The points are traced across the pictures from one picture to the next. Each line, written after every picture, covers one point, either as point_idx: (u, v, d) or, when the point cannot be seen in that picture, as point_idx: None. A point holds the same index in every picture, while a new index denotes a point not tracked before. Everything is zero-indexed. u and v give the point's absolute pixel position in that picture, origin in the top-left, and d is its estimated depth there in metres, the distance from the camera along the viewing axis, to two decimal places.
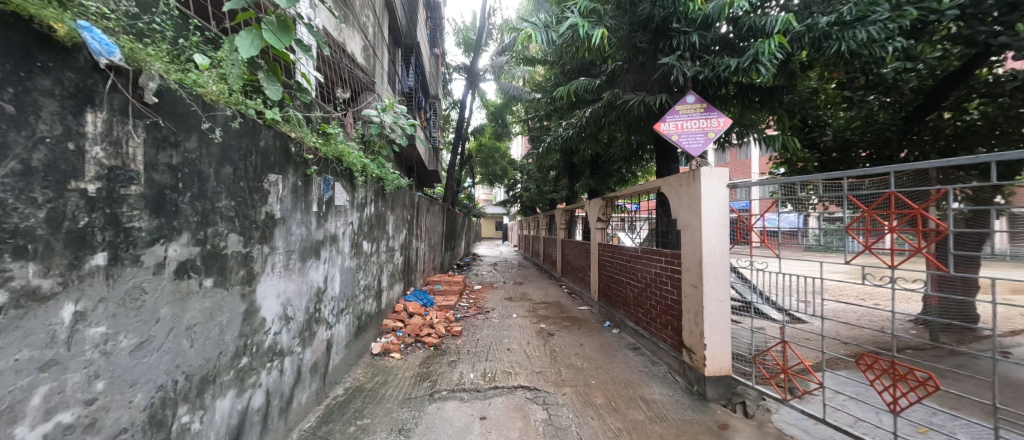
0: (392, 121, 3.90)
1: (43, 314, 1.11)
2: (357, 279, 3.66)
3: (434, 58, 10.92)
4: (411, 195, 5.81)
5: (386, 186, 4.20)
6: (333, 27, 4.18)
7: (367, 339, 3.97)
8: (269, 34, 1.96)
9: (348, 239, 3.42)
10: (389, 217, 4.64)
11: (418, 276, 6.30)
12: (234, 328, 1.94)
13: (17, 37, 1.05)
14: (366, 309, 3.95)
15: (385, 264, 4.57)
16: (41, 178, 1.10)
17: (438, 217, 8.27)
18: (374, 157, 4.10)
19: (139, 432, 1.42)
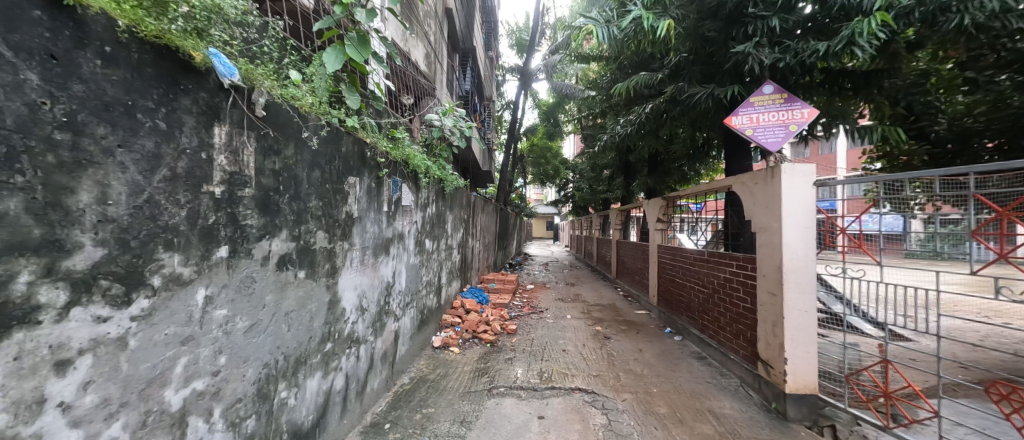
0: (452, 124, 4.07)
1: (184, 295, 1.28)
2: (420, 275, 3.85)
3: (489, 60, 11.14)
4: (468, 195, 5.97)
5: (447, 187, 4.36)
6: (399, 37, 4.46)
7: (429, 332, 4.18)
8: (351, 48, 2.14)
9: (413, 237, 3.62)
10: (448, 216, 4.84)
11: (473, 274, 6.48)
12: (321, 316, 2.15)
13: (168, 65, 1.19)
14: (428, 304, 4.16)
15: (444, 261, 4.75)
16: (183, 181, 1.26)
17: (491, 216, 8.47)
18: (434, 159, 4.27)
19: (250, 402, 1.63)
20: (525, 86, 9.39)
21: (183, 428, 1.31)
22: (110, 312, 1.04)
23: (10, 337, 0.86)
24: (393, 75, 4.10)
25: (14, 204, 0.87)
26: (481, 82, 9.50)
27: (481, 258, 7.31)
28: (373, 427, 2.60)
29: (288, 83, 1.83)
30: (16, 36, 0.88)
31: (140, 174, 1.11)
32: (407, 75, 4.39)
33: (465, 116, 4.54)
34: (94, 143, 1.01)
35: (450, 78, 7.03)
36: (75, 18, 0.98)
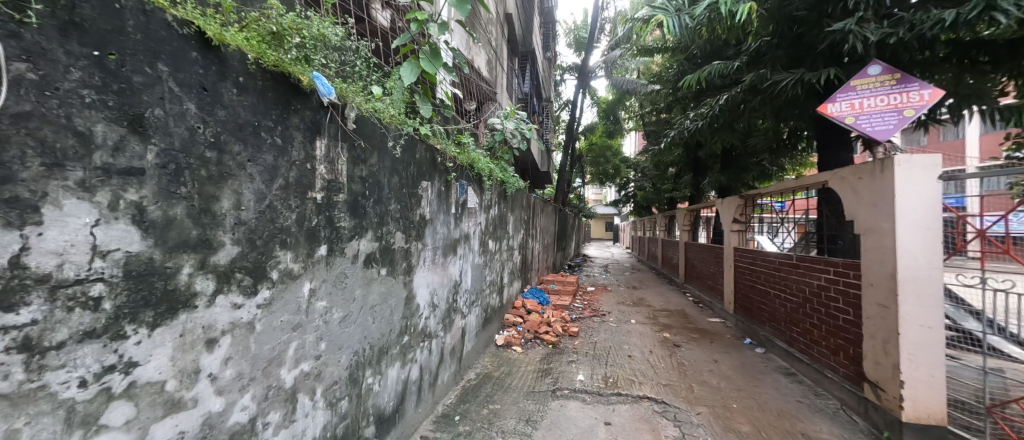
0: (513, 127, 4.15)
1: (294, 287, 1.46)
2: (484, 275, 3.97)
3: (547, 61, 11.11)
4: (528, 197, 6.01)
5: (509, 189, 4.43)
6: (465, 46, 4.64)
7: (492, 330, 4.29)
8: (425, 61, 2.28)
9: (477, 237, 3.74)
10: (510, 217, 4.92)
11: (533, 275, 6.52)
12: (399, 311, 2.33)
13: (283, 89, 1.37)
14: (492, 303, 4.27)
15: (506, 262, 4.84)
16: (294, 188, 1.44)
17: (551, 217, 8.44)
18: (496, 162, 4.37)
19: (343, 385, 1.82)
20: (584, 85, 9.22)
21: (294, 403, 1.50)
22: (242, 299, 1.22)
23: (176, 317, 1.01)
24: (458, 82, 4.28)
25: (180, 210, 1.01)
26: (540, 83, 9.49)
27: (541, 259, 7.31)
28: (445, 418, 2.74)
29: (371, 97, 2.01)
30: (182, 75, 1.01)
31: (264, 183, 1.29)
32: (470, 81, 4.55)
33: (526, 118, 4.59)
34: (233, 160, 1.17)
35: (509, 82, 7.13)
36: (219, 54, 1.12)
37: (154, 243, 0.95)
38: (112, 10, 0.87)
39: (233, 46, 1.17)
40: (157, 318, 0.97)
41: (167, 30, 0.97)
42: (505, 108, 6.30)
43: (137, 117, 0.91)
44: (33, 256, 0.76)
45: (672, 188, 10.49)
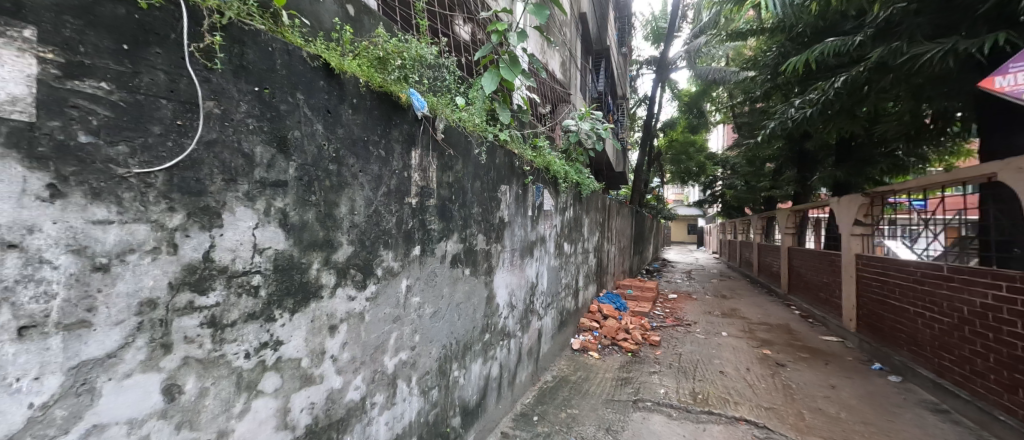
0: (589, 128, 4.08)
1: (395, 283, 1.63)
2: (559, 277, 3.96)
3: (622, 57, 10.67)
4: (604, 198, 5.85)
5: (584, 190, 4.36)
6: (540, 51, 4.69)
7: (568, 334, 4.27)
8: (504, 69, 2.36)
9: (553, 240, 3.74)
10: (585, 219, 4.83)
11: (609, 279, 6.31)
12: (481, 309, 2.44)
13: (386, 106, 1.53)
14: (567, 306, 4.25)
15: (581, 265, 4.77)
16: (394, 195, 1.60)
17: (627, 219, 8.07)
18: (571, 163, 4.33)
19: (434, 375, 1.97)
20: (664, 79, 8.72)
21: (394, 387, 1.67)
22: (356, 291, 1.40)
23: (309, 305, 1.20)
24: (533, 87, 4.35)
25: (311, 215, 1.20)
26: (615, 81, 9.16)
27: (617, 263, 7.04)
28: (524, 417, 2.80)
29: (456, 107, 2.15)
30: (312, 100, 1.20)
31: (371, 191, 1.46)
32: (545, 85, 4.60)
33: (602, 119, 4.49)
34: (348, 171, 1.35)
35: (584, 82, 7.01)
36: (338, 80, 1.30)
37: (293, 242, 1.14)
38: (267, 51, 1.05)
39: (349, 73, 1.35)
40: (295, 306, 1.16)
41: (302, 64, 1.16)
42: (579, 109, 6.22)
43: (283, 139, 1.10)
44: (219, 252, 0.94)
45: (771, 186, 9.37)
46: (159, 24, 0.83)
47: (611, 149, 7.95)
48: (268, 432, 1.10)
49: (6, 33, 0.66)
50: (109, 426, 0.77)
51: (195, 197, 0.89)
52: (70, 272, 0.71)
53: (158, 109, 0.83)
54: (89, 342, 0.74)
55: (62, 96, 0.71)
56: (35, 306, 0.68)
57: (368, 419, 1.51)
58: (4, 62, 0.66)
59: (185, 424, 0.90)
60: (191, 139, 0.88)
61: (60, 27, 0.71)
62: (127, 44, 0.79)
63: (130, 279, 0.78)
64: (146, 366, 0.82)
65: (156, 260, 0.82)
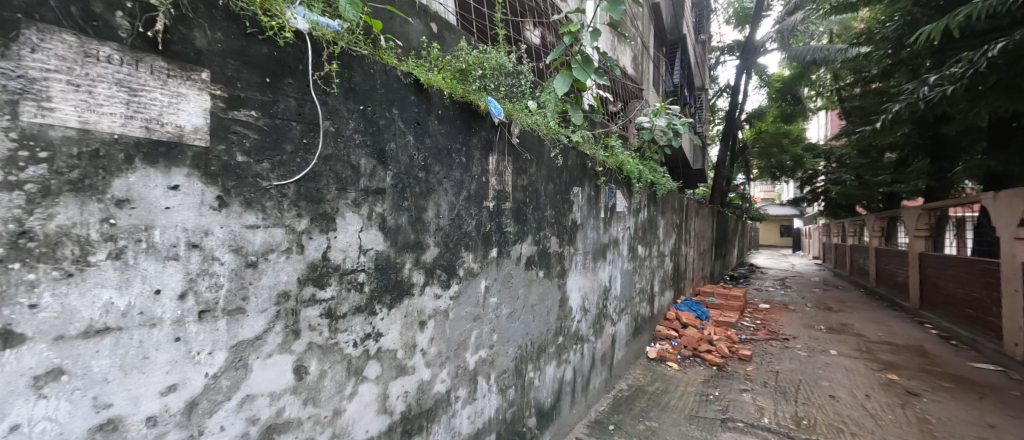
0: (666, 124, 3.84)
1: (475, 284, 1.71)
2: (633, 282, 3.78)
3: (701, 45, 9.84)
4: (683, 198, 5.46)
5: (659, 190, 4.12)
6: (611, 47, 4.54)
7: (643, 342, 4.06)
8: (577, 70, 2.33)
9: (627, 243, 3.58)
10: (661, 221, 4.55)
11: (687, 285, 5.87)
12: (554, 312, 2.43)
13: (466, 115, 1.61)
14: (642, 312, 4.04)
15: (657, 270, 4.51)
16: (474, 199, 1.67)
17: (709, 220, 7.41)
18: (645, 162, 4.12)
19: (511, 374, 2.02)
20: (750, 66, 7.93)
21: (475, 383, 1.74)
22: (441, 290, 1.50)
23: (403, 302, 1.31)
24: (603, 86, 4.22)
25: (404, 219, 1.31)
26: (694, 71, 8.48)
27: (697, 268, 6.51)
28: (599, 425, 2.73)
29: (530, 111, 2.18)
30: (404, 114, 1.31)
31: (454, 195, 1.55)
32: (616, 82, 4.44)
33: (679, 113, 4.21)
34: (434, 178, 1.44)
35: (658, 76, 6.63)
36: (426, 94, 1.40)
37: (389, 244, 1.25)
38: (369, 73, 1.18)
39: (435, 87, 1.45)
40: (392, 302, 1.27)
41: (395, 81, 1.27)
42: (652, 105, 5.90)
43: (381, 151, 1.22)
44: (334, 252, 1.07)
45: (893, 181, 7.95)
46: (291, 59, 0.97)
47: (689, 146, 7.41)
48: (371, 414, 1.22)
49: (191, 77, 0.81)
50: (257, 397, 0.92)
51: (316, 204, 1.03)
52: (232, 267, 0.86)
53: (291, 131, 0.97)
54: (244, 325, 0.89)
55: (226, 124, 0.85)
56: (210, 294, 0.83)
57: (452, 411, 1.60)
58: (192, 99, 0.80)
59: (309, 400, 1.03)
60: (313, 155, 1.02)
61: (224, 69, 0.86)
62: (269, 78, 0.93)
63: (271, 274, 0.93)
64: (282, 348, 0.96)
65: (289, 258, 0.97)
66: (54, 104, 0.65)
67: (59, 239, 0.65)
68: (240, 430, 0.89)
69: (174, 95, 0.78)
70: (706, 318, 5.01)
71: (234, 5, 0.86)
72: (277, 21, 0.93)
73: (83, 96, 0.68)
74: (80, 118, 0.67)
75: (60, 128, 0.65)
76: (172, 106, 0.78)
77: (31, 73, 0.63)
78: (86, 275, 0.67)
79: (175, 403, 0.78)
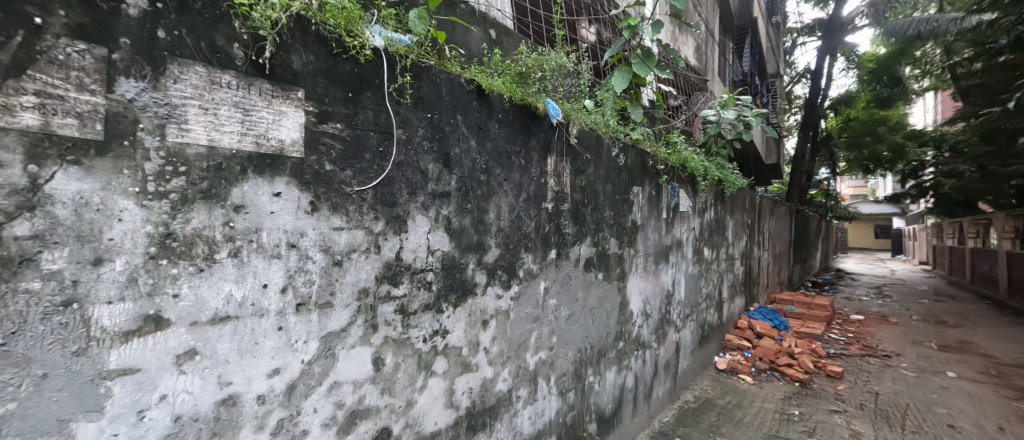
0: (735, 116, 3.55)
1: (534, 285, 1.72)
2: (700, 286, 3.55)
3: (776, 28, 8.93)
4: (755, 196, 5.01)
5: (728, 188, 3.82)
6: (672, 38, 4.30)
7: (711, 351, 3.80)
8: (637, 66, 2.24)
9: (692, 245, 3.37)
10: (730, 221, 4.22)
11: (761, 291, 5.37)
12: (614, 316, 2.36)
13: (524, 118, 1.63)
14: (709, 319, 3.78)
15: (726, 274, 4.19)
16: (533, 200, 1.68)
17: (787, 219, 6.70)
18: (712, 158, 3.85)
19: (571, 378, 2.00)
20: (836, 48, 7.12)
21: (536, 384, 1.75)
22: (502, 290, 1.52)
23: (467, 301, 1.36)
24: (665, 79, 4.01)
25: (467, 220, 1.36)
26: (767, 57, 7.72)
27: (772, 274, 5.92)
28: (663, 436, 2.60)
29: (588, 110, 2.14)
30: (467, 119, 1.35)
31: (514, 197, 1.57)
32: (679, 75, 4.20)
33: (751, 104, 3.87)
34: (495, 180, 1.48)
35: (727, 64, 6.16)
36: (487, 99, 1.44)
37: (454, 245, 1.30)
38: (436, 83, 1.24)
39: (496, 91, 1.48)
40: (457, 301, 1.32)
41: (459, 89, 1.32)
42: (719, 98, 5.51)
43: (447, 156, 1.28)
44: (405, 252, 1.14)
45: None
46: (370, 74, 1.05)
47: (763, 140, 6.80)
48: (439, 408, 1.28)
49: (290, 96, 0.91)
50: (342, 384, 1.00)
51: (390, 207, 1.10)
52: (322, 265, 0.96)
53: (369, 141, 1.05)
54: (332, 318, 0.98)
55: (317, 137, 0.95)
56: (305, 289, 0.93)
57: (513, 410, 1.62)
58: (290, 115, 0.91)
59: (386, 390, 1.11)
60: (388, 162, 1.10)
61: (315, 87, 0.95)
62: (351, 92, 1.02)
63: (354, 272, 1.02)
64: (363, 340, 1.05)
65: (368, 258, 1.05)
66: (189, 125, 0.76)
67: (194, 239, 0.76)
68: (329, 413, 0.98)
69: (278, 113, 0.88)
70: (784, 329, 4.53)
71: (324, 29, 0.96)
72: (359, 40, 1.02)
73: (210, 118, 0.78)
74: (208, 137, 0.78)
75: (195, 145, 0.76)
76: (275, 123, 0.88)
77: (174, 101, 0.74)
78: (213, 270, 0.78)
79: (279, 385, 0.89)
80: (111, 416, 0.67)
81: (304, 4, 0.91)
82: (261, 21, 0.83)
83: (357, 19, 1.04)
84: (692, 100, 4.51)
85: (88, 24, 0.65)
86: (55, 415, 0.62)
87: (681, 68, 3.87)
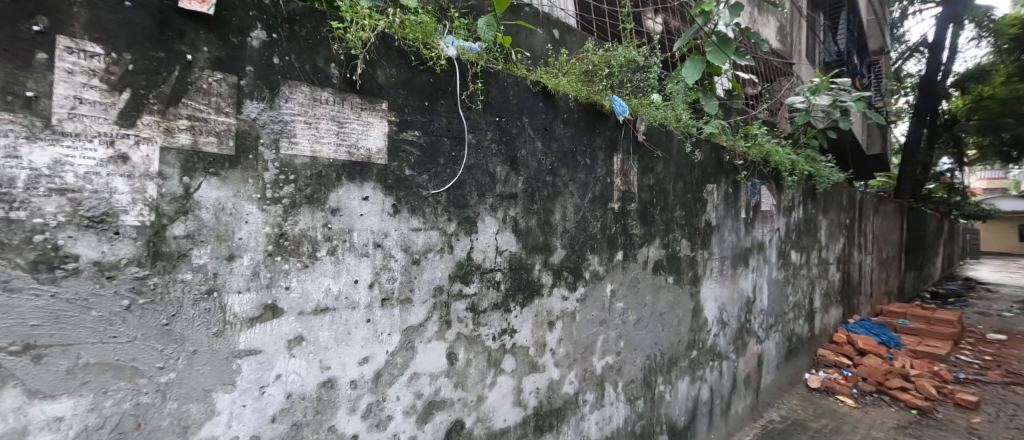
0: (830, 103, 3.14)
1: (601, 288, 1.68)
2: (786, 294, 3.20)
3: None
4: (855, 193, 4.38)
5: (821, 184, 3.39)
6: (750, 20, 3.92)
7: (800, 366, 3.40)
8: (712, 54, 2.08)
9: (777, 248, 3.05)
10: (824, 222, 3.74)
11: (863, 301, 4.69)
12: (687, 323, 2.22)
13: (589, 117, 1.60)
14: (798, 330, 3.39)
15: (818, 280, 3.72)
16: (599, 200, 1.65)
17: (898, 219, 5.77)
18: (800, 150, 3.44)
19: (640, 386, 1.92)
20: (963, 14, 5.98)
21: (603, 389, 1.71)
22: (568, 292, 1.51)
23: (533, 301, 1.37)
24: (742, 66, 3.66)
25: (533, 222, 1.37)
26: (871, 32, 6.70)
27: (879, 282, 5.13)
28: None
29: (657, 105, 2.04)
30: (533, 121, 1.37)
31: (579, 198, 1.55)
32: (758, 60, 3.81)
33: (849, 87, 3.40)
34: (561, 181, 1.47)
35: (820, 43, 5.44)
36: (553, 100, 1.44)
37: (521, 245, 1.32)
38: (503, 86, 1.27)
39: (562, 91, 1.48)
40: (524, 301, 1.34)
41: (526, 92, 1.34)
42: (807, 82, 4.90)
43: (514, 158, 1.30)
44: (476, 252, 1.19)
45: None
46: (444, 84, 1.11)
47: (864, 128, 5.92)
48: (508, 405, 1.30)
49: (375, 108, 0.99)
50: (421, 375, 1.07)
51: (462, 209, 1.15)
52: (403, 263, 1.03)
53: (443, 146, 1.11)
54: (412, 313, 1.05)
55: (398, 144, 1.02)
56: (389, 285, 1.01)
57: (581, 414, 1.60)
58: (375, 124, 0.99)
59: (459, 384, 1.16)
60: (460, 166, 1.15)
61: (397, 98, 1.03)
62: (427, 101, 1.08)
63: (430, 270, 1.08)
64: (438, 335, 1.11)
65: (442, 257, 1.11)
66: (297, 139, 0.86)
67: (301, 239, 0.86)
68: (410, 402, 1.05)
69: (366, 124, 0.97)
70: (895, 346, 3.89)
71: (404, 44, 1.03)
72: (435, 52, 1.08)
73: (312, 131, 0.88)
74: (311, 150, 0.88)
75: (301, 156, 0.86)
76: (364, 133, 0.96)
77: (285, 118, 0.84)
78: (315, 266, 0.88)
79: (368, 372, 0.97)
80: (241, 389, 0.79)
81: (388, 23, 0.99)
82: (354, 41, 0.92)
83: (432, 32, 1.10)
84: (774, 87, 4.07)
85: (224, 56, 0.77)
86: (202, 385, 0.75)
87: (763, 52, 3.51)
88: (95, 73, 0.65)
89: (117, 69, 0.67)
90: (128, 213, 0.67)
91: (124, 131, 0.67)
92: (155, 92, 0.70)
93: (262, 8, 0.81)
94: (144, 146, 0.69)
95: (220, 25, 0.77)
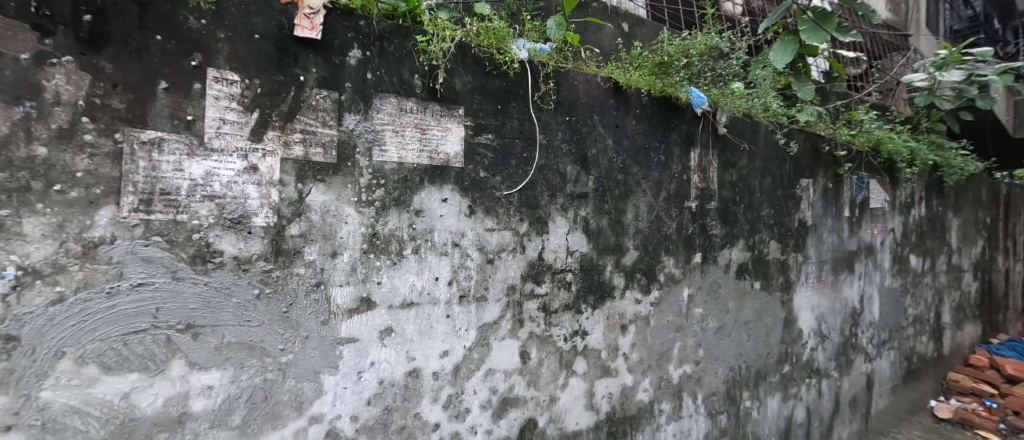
0: (964, 78, 2.62)
1: (677, 292, 1.58)
2: (904, 306, 2.73)
3: None
4: (1000, 185, 3.60)
5: (952, 176, 2.85)
6: None
7: (925, 392, 2.88)
8: (807, 33, 1.85)
9: (891, 251, 2.62)
10: (956, 220, 3.14)
11: (1012, 318, 3.84)
12: (777, 333, 2.00)
13: (663, 111, 1.51)
14: (920, 349, 2.88)
15: (948, 291, 3.12)
16: (674, 199, 1.55)
17: None
18: (923, 137, 2.92)
19: (722, 399, 1.77)
20: None
21: (680, 400, 1.61)
22: (642, 295, 1.45)
23: (605, 303, 1.33)
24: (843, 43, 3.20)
25: (604, 222, 1.33)
26: None
27: None
28: None
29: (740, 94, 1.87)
30: (604, 118, 1.33)
31: (653, 196, 1.48)
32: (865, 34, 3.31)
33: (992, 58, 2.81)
34: (633, 179, 1.41)
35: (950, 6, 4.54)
36: (625, 95, 1.39)
37: (592, 246, 1.30)
38: (573, 85, 1.26)
39: (634, 86, 1.42)
40: (596, 302, 1.31)
41: (596, 89, 1.31)
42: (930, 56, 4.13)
43: (584, 157, 1.28)
44: (547, 252, 1.19)
45: None
46: (516, 86, 1.14)
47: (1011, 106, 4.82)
48: (581, 408, 1.29)
49: (453, 113, 1.04)
50: (496, 371, 1.10)
51: (533, 209, 1.16)
52: (478, 262, 1.07)
53: (515, 148, 1.13)
54: (487, 310, 1.08)
55: (474, 148, 1.06)
56: (466, 282, 1.05)
57: (656, 424, 1.52)
58: (452, 129, 1.04)
59: (532, 383, 1.17)
60: (531, 166, 1.16)
61: (472, 103, 1.07)
62: (500, 105, 1.11)
63: (503, 269, 1.11)
64: (511, 334, 1.13)
65: (514, 257, 1.13)
66: (386, 146, 0.94)
67: (389, 238, 0.94)
68: (485, 396, 1.08)
69: (445, 130, 1.02)
70: None
71: (479, 51, 1.07)
72: (508, 56, 1.10)
73: (399, 138, 0.95)
74: (398, 156, 0.95)
75: (390, 162, 0.94)
76: (443, 138, 1.02)
77: (376, 127, 0.92)
78: (401, 263, 0.95)
79: (448, 364, 1.02)
80: (343, 372, 0.88)
81: (464, 32, 1.04)
82: (436, 52, 0.97)
83: (505, 36, 1.12)
84: (887, 63, 3.50)
85: (328, 75, 0.87)
86: (314, 367, 0.85)
87: (870, 25, 3.05)
88: (234, 97, 0.77)
89: (249, 93, 0.79)
90: (258, 215, 0.78)
91: (254, 145, 0.79)
92: (276, 110, 0.81)
93: (358, 29, 0.91)
94: (269, 158, 0.80)
95: (324, 47, 0.86)
